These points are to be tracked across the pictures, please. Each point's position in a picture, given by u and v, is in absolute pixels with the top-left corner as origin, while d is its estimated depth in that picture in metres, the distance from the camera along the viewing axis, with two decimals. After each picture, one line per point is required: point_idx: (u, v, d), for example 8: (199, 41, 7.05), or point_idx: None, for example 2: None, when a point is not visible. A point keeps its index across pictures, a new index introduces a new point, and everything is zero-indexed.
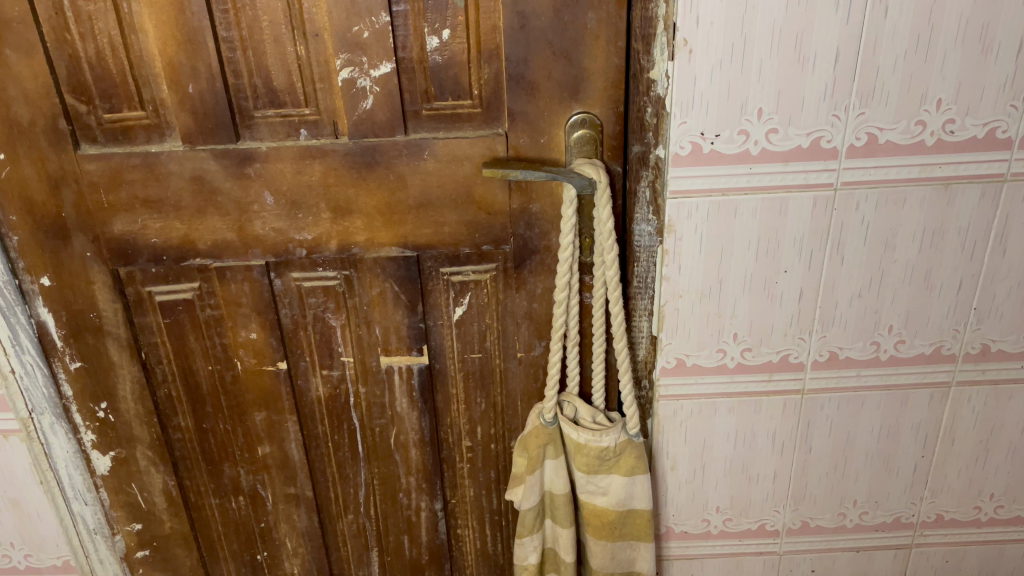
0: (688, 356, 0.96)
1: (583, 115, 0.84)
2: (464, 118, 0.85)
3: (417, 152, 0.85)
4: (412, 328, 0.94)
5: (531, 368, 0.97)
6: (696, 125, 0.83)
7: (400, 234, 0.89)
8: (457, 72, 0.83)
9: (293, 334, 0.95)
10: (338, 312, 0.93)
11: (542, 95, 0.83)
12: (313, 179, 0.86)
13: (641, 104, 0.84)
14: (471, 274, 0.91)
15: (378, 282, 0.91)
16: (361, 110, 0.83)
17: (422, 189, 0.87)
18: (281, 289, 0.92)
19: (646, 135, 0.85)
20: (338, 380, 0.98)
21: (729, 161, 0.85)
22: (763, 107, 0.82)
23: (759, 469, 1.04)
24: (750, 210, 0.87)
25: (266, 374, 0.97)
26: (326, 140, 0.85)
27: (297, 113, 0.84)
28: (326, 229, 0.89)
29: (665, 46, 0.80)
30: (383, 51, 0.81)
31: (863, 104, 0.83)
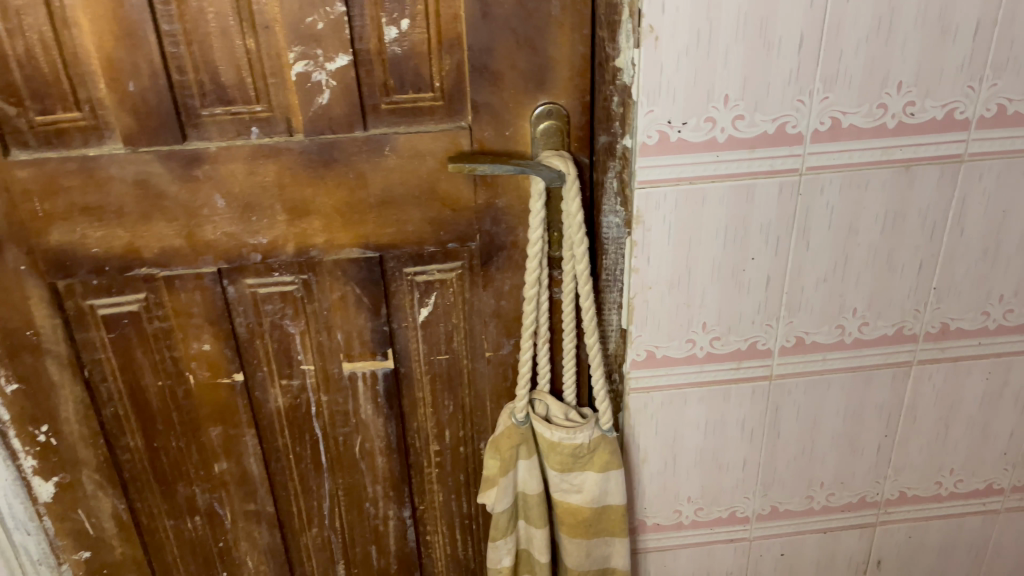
0: (657, 348, 0.95)
1: (549, 105, 0.81)
2: (425, 111, 0.81)
3: (378, 148, 0.81)
4: (376, 332, 0.91)
5: (500, 368, 0.95)
6: (664, 113, 0.81)
7: (361, 234, 0.85)
8: (417, 63, 0.78)
9: (249, 344, 0.90)
10: (297, 318, 0.90)
11: (507, 85, 0.79)
12: (267, 180, 0.81)
13: (606, 93, 0.81)
14: (436, 274, 0.89)
15: (339, 285, 0.88)
16: (317, 106, 0.78)
17: (383, 187, 0.83)
18: (235, 297, 0.88)
19: (612, 125, 0.83)
20: (299, 390, 0.94)
21: (697, 149, 0.83)
22: (729, 93, 0.81)
23: (729, 457, 1.04)
24: (717, 197, 0.86)
25: (221, 387, 0.92)
26: (279, 138, 0.80)
27: (248, 111, 0.79)
28: (282, 231, 0.84)
29: (631, 33, 0.78)
30: (339, 43, 0.76)
31: (827, 88, 0.82)
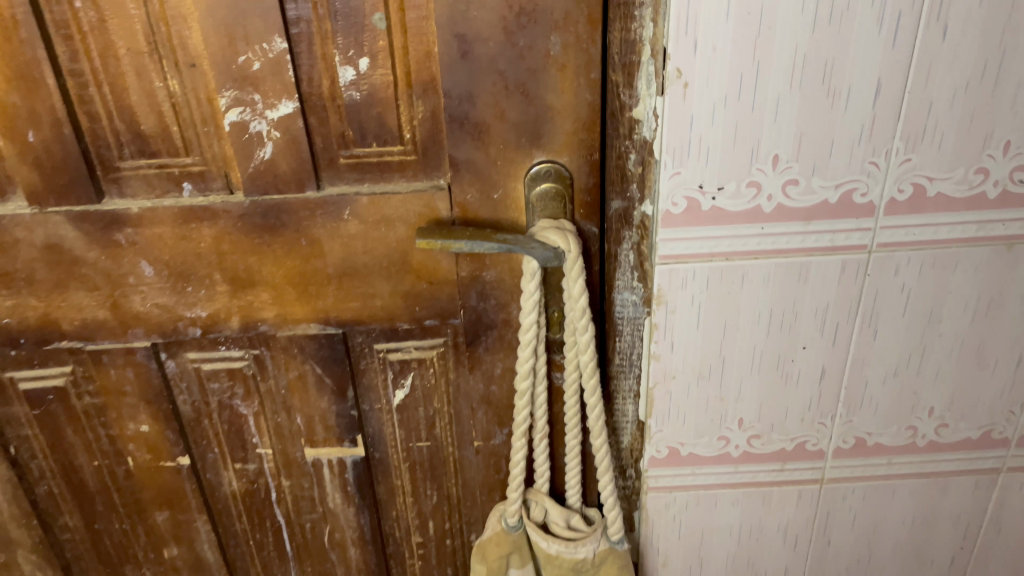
0: (683, 445, 0.79)
1: (545, 164, 0.64)
2: (393, 167, 0.65)
3: (335, 211, 0.65)
4: (342, 417, 0.77)
5: (491, 458, 0.80)
6: (694, 176, 0.64)
7: (320, 308, 0.70)
8: (382, 110, 0.62)
9: (195, 424, 0.78)
10: (248, 399, 0.76)
11: (493, 139, 0.63)
12: (202, 246, 0.66)
13: (620, 149, 0.64)
14: (413, 352, 0.74)
15: (296, 364, 0.74)
16: (258, 161, 0.63)
17: (343, 257, 0.68)
18: (175, 372, 0.74)
19: (629, 187, 0.65)
20: (255, 475, 0.81)
21: (736, 220, 0.66)
22: (780, 153, 0.63)
23: (767, 565, 0.87)
24: (760, 277, 0.69)
25: (164, 471, 0.80)
26: (215, 197, 0.65)
27: (176, 164, 0.64)
28: (224, 304, 0.70)
29: (652, 76, 0.60)
30: (281, 86, 0.60)
31: (909, 148, 0.64)
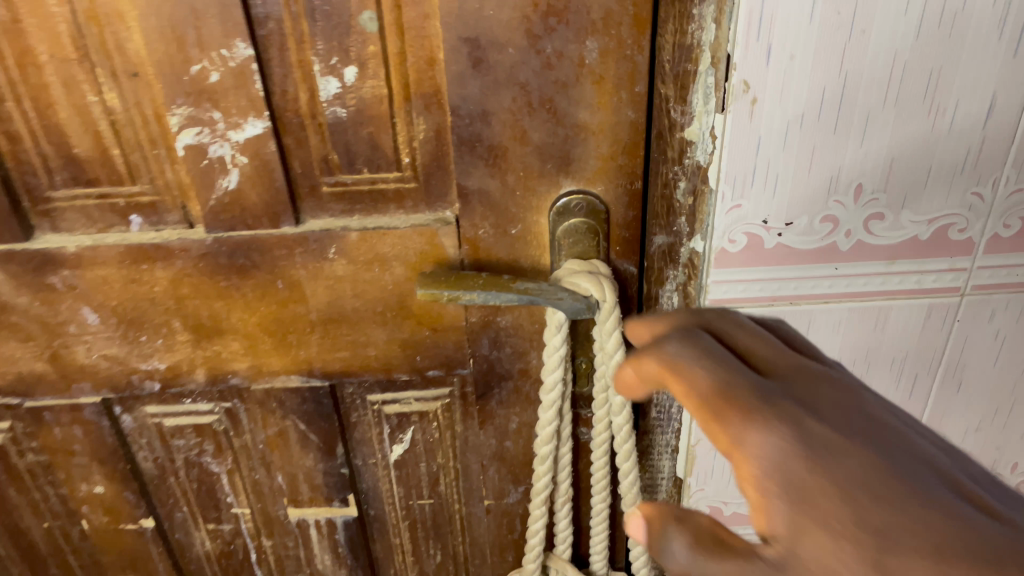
0: (727, 505, 0.67)
1: (574, 195, 0.52)
2: (388, 197, 0.53)
3: (317, 249, 0.54)
4: (330, 476, 0.67)
5: (504, 518, 0.70)
6: (757, 210, 0.52)
7: (302, 359, 0.59)
8: (374, 130, 0.50)
9: (159, 482, 0.67)
10: (220, 456, 0.66)
11: (512, 164, 0.51)
12: (157, 291, 0.55)
13: (666, 176, 0.52)
14: (414, 404, 0.63)
15: (275, 419, 0.63)
16: (220, 191, 0.51)
17: (328, 301, 0.56)
18: (133, 428, 0.64)
19: (675, 221, 0.54)
20: (231, 535, 0.71)
21: (806, 259, 0.55)
22: (864, 183, 0.51)
23: None
24: (829, 323, 0.58)
25: (125, 533, 0.69)
26: (171, 234, 0.53)
27: (121, 194, 0.52)
28: (186, 355, 0.58)
29: (712, 90, 0.48)
30: (246, 102, 0.48)
31: (1021, 176, 0.52)
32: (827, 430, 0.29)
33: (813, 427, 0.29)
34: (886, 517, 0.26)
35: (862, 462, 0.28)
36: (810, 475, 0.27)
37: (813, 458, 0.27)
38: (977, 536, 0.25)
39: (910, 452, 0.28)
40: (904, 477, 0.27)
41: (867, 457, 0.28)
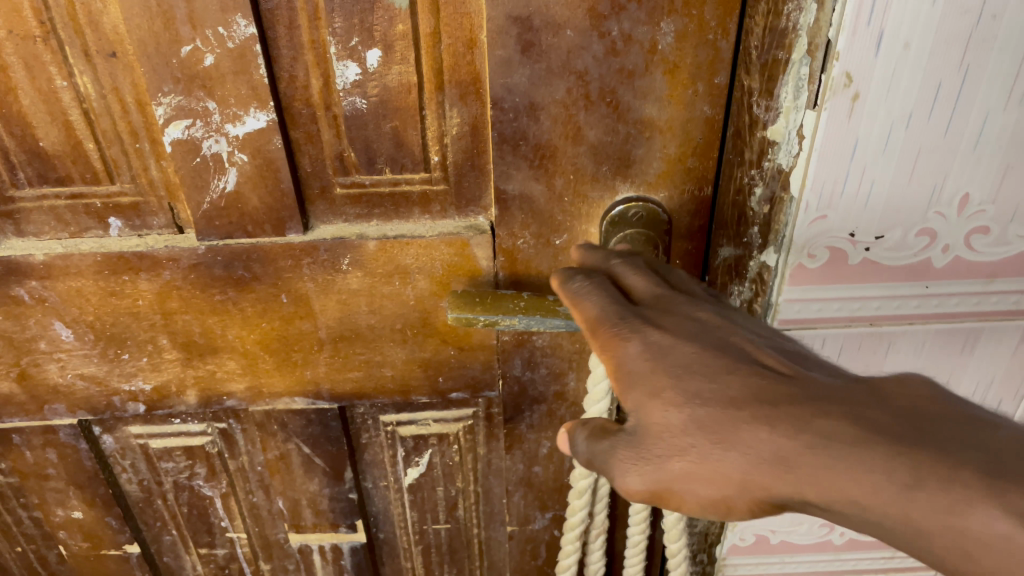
0: (774, 532, 0.62)
1: (632, 203, 0.44)
2: (412, 201, 0.45)
3: (329, 259, 0.46)
4: (337, 500, 0.60)
5: (527, 544, 0.63)
6: (845, 221, 0.45)
7: (308, 379, 0.52)
8: (399, 124, 0.42)
9: (145, 506, 0.60)
10: (213, 479, 0.58)
11: (561, 166, 0.43)
12: (140, 305, 0.47)
13: (741, 181, 0.45)
14: (433, 425, 0.56)
15: (276, 442, 0.56)
16: (215, 194, 0.43)
17: (340, 318, 0.48)
18: (115, 449, 0.56)
19: (746, 232, 0.46)
20: (225, 560, 0.64)
21: (894, 277, 0.47)
22: (971, 192, 0.44)
23: None
24: (911, 346, 0.51)
25: (107, 558, 0.63)
26: (157, 240, 0.45)
27: (97, 194, 0.44)
28: (175, 375, 0.51)
29: (804, 82, 0.41)
30: (247, 90, 0.40)
31: None
32: (676, 334, 0.33)
33: (658, 334, 0.33)
34: (709, 390, 0.31)
35: (697, 356, 0.32)
36: (651, 366, 0.32)
37: (657, 353, 0.33)
38: (777, 396, 0.30)
39: (727, 341, 0.33)
40: (722, 361, 0.32)
41: (699, 348, 0.33)
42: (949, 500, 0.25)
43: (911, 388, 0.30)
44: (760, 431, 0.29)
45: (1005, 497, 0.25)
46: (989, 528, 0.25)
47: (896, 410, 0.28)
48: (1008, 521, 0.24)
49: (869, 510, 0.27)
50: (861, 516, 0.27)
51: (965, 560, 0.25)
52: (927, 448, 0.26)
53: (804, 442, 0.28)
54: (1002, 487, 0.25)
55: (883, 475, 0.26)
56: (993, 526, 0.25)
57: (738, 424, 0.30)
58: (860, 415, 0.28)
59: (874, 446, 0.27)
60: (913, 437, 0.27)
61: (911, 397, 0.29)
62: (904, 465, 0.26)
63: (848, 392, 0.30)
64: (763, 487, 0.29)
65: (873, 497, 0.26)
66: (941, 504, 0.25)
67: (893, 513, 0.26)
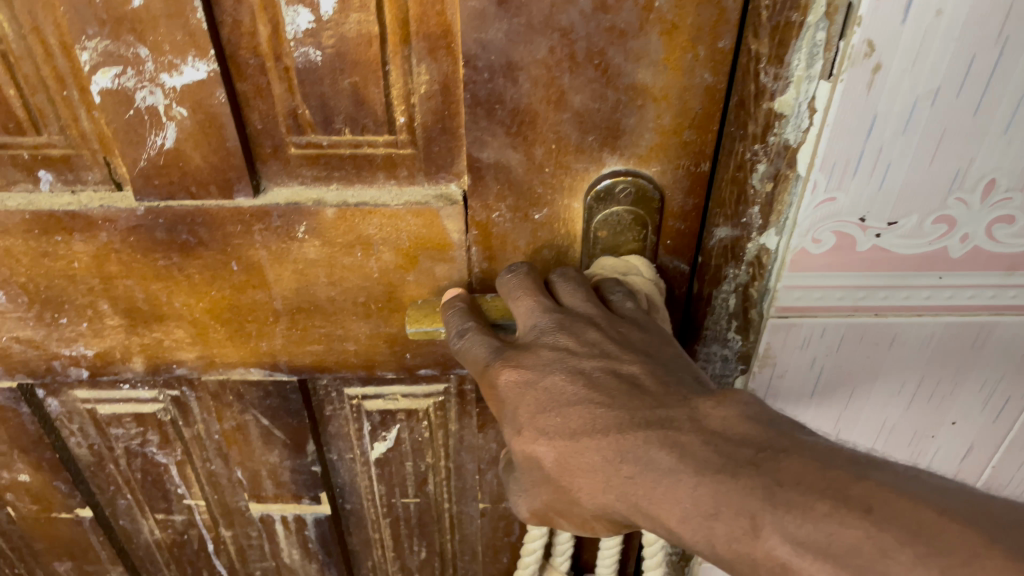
0: None
1: (621, 178, 0.39)
2: (376, 165, 0.41)
3: (282, 226, 0.42)
4: (300, 472, 0.57)
5: (500, 521, 0.60)
6: (854, 206, 0.40)
7: (264, 351, 0.48)
8: (359, 81, 0.37)
9: (96, 470, 0.57)
10: (168, 447, 0.55)
11: (541, 134, 0.38)
12: (76, 268, 0.43)
13: (743, 156, 0.40)
14: (401, 400, 0.53)
15: (234, 412, 0.52)
16: (153, 150, 0.38)
17: (296, 288, 0.44)
18: (61, 412, 0.53)
19: (744, 212, 0.42)
20: (184, 526, 0.61)
21: (903, 266, 0.43)
22: (998, 178, 0.40)
23: None
24: (918, 338, 0.47)
25: (59, 521, 0.60)
26: (92, 198, 0.41)
27: (23, 145, 0.40)
28: (118, 342, 0.47)
29: (819, 49, 0.36)
30: (184, 35, 0.35)
31: None
32: (547, 375, 0.35)
33: (523, 370, 0.35)
34: (558, 426, 0.34)
35: (552, 388, 0.34)
36: (513, 403, 0.35)
37: (527, 401, 0.35)
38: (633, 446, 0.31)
39: (580, 363, 0.35)
40: (569, 389, 0.34)
41: (564, 385, 0.34)
42: (740, 528, 0.27)
43: (725, 408, 0.31)
44: (597, 458, 0.32)
45: (784, 523, 0.26)
46: (772, 555, 0.27)
47: (707, 434, 0.31)
48: (787, 547, 0.26)
49: (682, 535, 0.29)
50: (679, 539, 0.30)
51: None
52: (721, 476, 0.29)
53: (625, 470, 0.31)
54: (781, 512, 0.27)
55: (688, 504, 0.29)
56: (777, 552, 0.26)
57: (581, 456, 0.33)
58: (673, 442, 0.31)
59: (675, 476, 0.30)
60: (713, 463, 0.29)
61: (723, 421, 0.31)
62: (704, 492, 0.29)
63: (667, 415, 0.32)
64: (604, 505, 0.33)
65: (680, 524, 0.29)
66: (734, 532, 0.28)
67: (699, 539, 0.29)
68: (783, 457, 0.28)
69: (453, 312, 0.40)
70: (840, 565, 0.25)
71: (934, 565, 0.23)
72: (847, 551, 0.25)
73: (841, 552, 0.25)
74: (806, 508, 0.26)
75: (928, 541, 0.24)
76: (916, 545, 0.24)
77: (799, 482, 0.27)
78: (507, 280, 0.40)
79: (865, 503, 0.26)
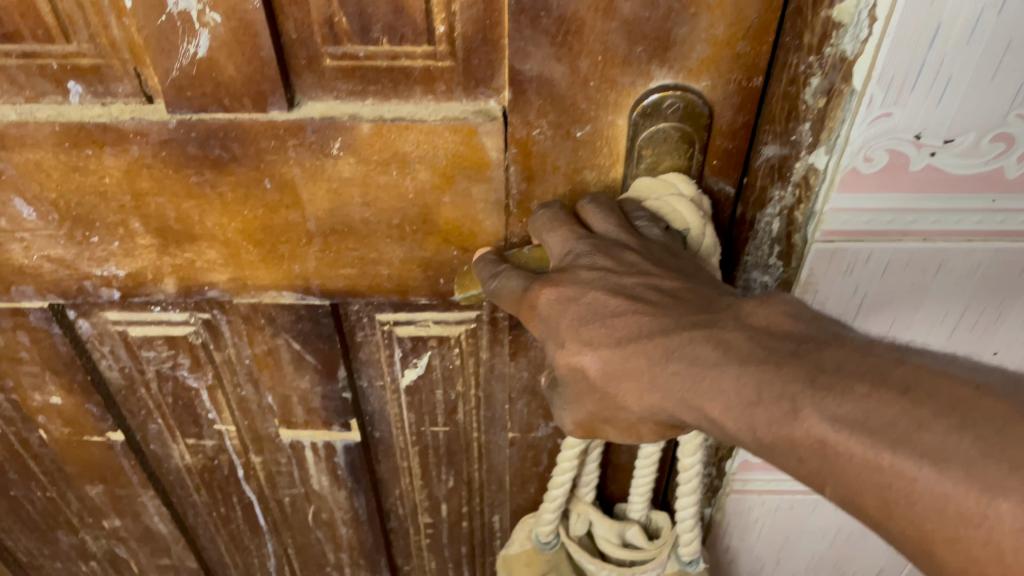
0: None
1: (669, 93, 0.38)
2: (413, 78, 0.39)
3: (317, 142, 0.40)
4: (331, 398, 0.57)
5: (529, 452, 0.60)
6: (910, 121, 0.39)
7: (297, 273, 0.47)
8: None
9: (127, 394, 0.57)
10: (199, 371, 0.55)
11: (588, 44, 0.37)
12: (107, 184, 0.42)
13: (796, 69, 0.38)
14: (433, 327, 0.52)
15: (265, 336, 0.52)
16: (185, 58, 0.37)
17: (330, 208, 0.43)
18: (92, 334, 0.53)
19: (795, 128, 0.40)
20: (214, 452, 0.62)
21: (957, 187, 0.42)
22: None
23: (857, 564, 0.68)
24: (966, 266, 0.45)
25: (91, 444, 0.60)
26: (123, 110, 0.40)
27: (52, 54, 0.38)
28: (150, 262, 0.46)
29: None
30: None
31: None
32: (588, 292, 0.36)
33: (564, 288, 0.37)
34: (602, 337, 0.35)
35: (594, 304, 0.36)
36: (553, 320, 0.36)
37: (567, 319, 0.36)
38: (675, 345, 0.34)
39: (621, 281, 0.36)
40: (611, 303, 0.36)
41: (605, 299, 0.36)
42: (780, 410, 0.30)
43: (769, 308, 0.34)
44: (641, 361, 0.34)
45: (824, 404, 0.29)
46: (811, 433, 0.29)
47: (750, 330, 0.33)
48: (826, 424, 0.28)
49: (726, 425, 0.32)
50: (719, 427, 0.32)
51: (803, 462, 0.29)
52: (767, 364, 0.31)
53: (673, 367, 0.33)
54: (823, 394, 0.29)
55: (732, 393, 0.32)
56: (816, 430, 0.29)
57: (626, 358, 0.35)
58: (718, 339, 0.33)
59: (721, 368, 0.32)
60: (758, 355, 0.32)
61: (767, 318, 0.33)
62: (749, 381, 0.31)
63: (713, 316, 0.34)
64: (648, 407, 0.35)
65: (724, 413, 0.32)
66: (775, 415, 0.30)
67: (742, 426, 0.31)
68: (825, 347, 0.31)
69: (481, 262, 0.42)
70: (877, 438, 0.27)
71: (967, 432, 0.26)
72: (885, 425, 0.27)
73: (878, 428, 0.27)
74: (846, 390, 0.29)
75: (963, 414, 0.26)
76: (952, 417, 0.26)
77: (841, 368, 0.30)
78: (539, 217, 0.41)
79: (902, 385, 0.28)
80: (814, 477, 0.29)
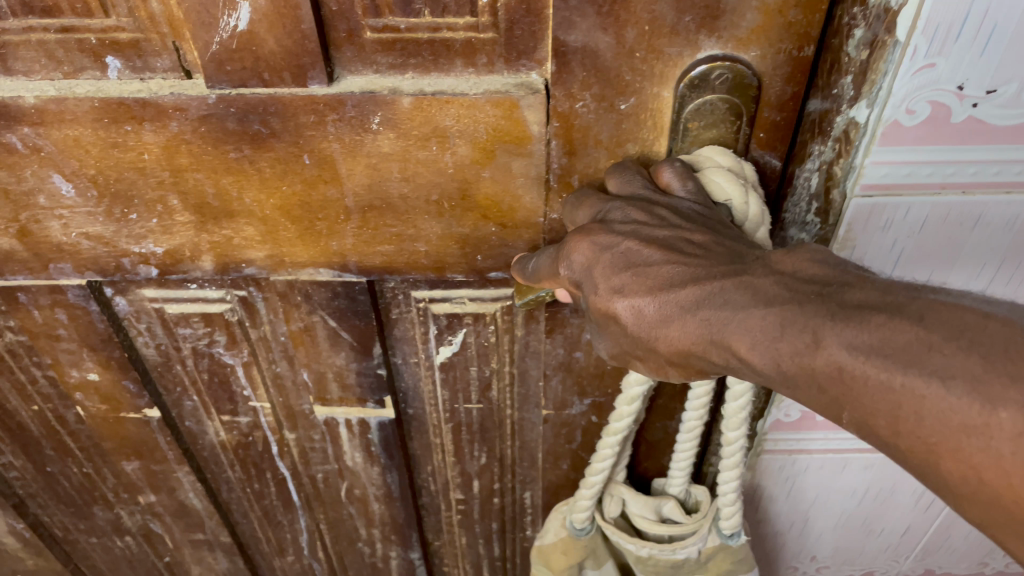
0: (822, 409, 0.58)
1: (717, 64, 0.37)
2: (454, 50, 0.39)
3: (357, 117, 0.40)
4: (366, 375, 0.56)
5: (563, 429, 0.60)
6: (954, 72, 0.38)
7: (334, 250, 0.47)
8: None
9: (163, 371, 0.57)
10: (234, 348, 0.55)
11: (634, 14, 0.36)
12: (146, 160, 0.42)
13: (839, 21, 0.37)
14: (468, 304, 0.52)
15: (301, 313, 0.52)
16: (226, 31, 0.37)
17: (369, 184, 0.43)
18: (128, 311, 0.53)
19: (836, 80, 0.39)
20: (248, 428, 0.62)
21: (999, 138, 0.41)
22: None
23: (885, 522, 0.68)
24: (1005, 217, 0.44)
25: (128, 420, 0.61)
26: (161, 85, 0.40)
27: (92, 29, 0.38)
28: (188, 239, 0.46)
29: None
30: None
31: None
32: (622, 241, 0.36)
33: (599, 236, 0.37)
34: (634, 285, 0.36)
35: (628, 252, 0.36)
36: (588, 265, 0.37)
37: (601, 265, 0.37)
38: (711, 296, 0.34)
39: (653, 233, 0.36)
40: (644, 252, 0.36)
41: (639, 249, 0.36)
42: (803, 343, 0.31)
43: (796, 254, 0.34)
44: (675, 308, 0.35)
45: (844, 332, 0.30)
46: (830, 360, 0.30)
47: (777, 275, 0.34)
48: (843, 351, 0.30)
49: (755, 368, 0.32)
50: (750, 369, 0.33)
51: (825, 392, 0.31)
52: (789, 304, 0.32)
53: (702, 315, 0.34)
54: (841, 325, 0.30)
55: (759, 330, 0.32)
56: (835, 356, 0.30)
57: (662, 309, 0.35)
58: (748, 284, 0.34)
59: (748, 311, 0.33)
60: (783, 297, 0.32)
61: (793, 262, 0.34)
62: (773, 320, 0.32)
63: (743, 267, 0.34)
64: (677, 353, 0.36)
65: (750, 351, 0.32)
66: (797, 347, 0.31)
67: (767, 363, 0.32)
68: (848, 288, 0.32)
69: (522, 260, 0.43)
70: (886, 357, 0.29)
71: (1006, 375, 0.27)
72: (895, 348, 0.29)
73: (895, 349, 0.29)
74: (862, 320, 0.30)
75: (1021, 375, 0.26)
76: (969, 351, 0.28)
77: (860, 304, 0.31)
78: (567, 204, 0.41)
79: (917, 313, 0.29)
80: (833, 404, 0.31)
